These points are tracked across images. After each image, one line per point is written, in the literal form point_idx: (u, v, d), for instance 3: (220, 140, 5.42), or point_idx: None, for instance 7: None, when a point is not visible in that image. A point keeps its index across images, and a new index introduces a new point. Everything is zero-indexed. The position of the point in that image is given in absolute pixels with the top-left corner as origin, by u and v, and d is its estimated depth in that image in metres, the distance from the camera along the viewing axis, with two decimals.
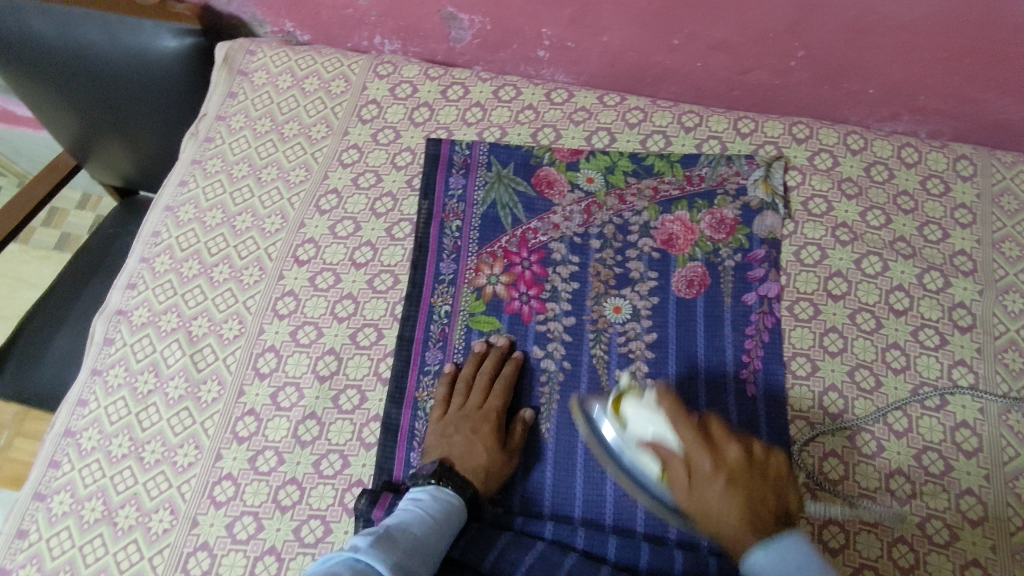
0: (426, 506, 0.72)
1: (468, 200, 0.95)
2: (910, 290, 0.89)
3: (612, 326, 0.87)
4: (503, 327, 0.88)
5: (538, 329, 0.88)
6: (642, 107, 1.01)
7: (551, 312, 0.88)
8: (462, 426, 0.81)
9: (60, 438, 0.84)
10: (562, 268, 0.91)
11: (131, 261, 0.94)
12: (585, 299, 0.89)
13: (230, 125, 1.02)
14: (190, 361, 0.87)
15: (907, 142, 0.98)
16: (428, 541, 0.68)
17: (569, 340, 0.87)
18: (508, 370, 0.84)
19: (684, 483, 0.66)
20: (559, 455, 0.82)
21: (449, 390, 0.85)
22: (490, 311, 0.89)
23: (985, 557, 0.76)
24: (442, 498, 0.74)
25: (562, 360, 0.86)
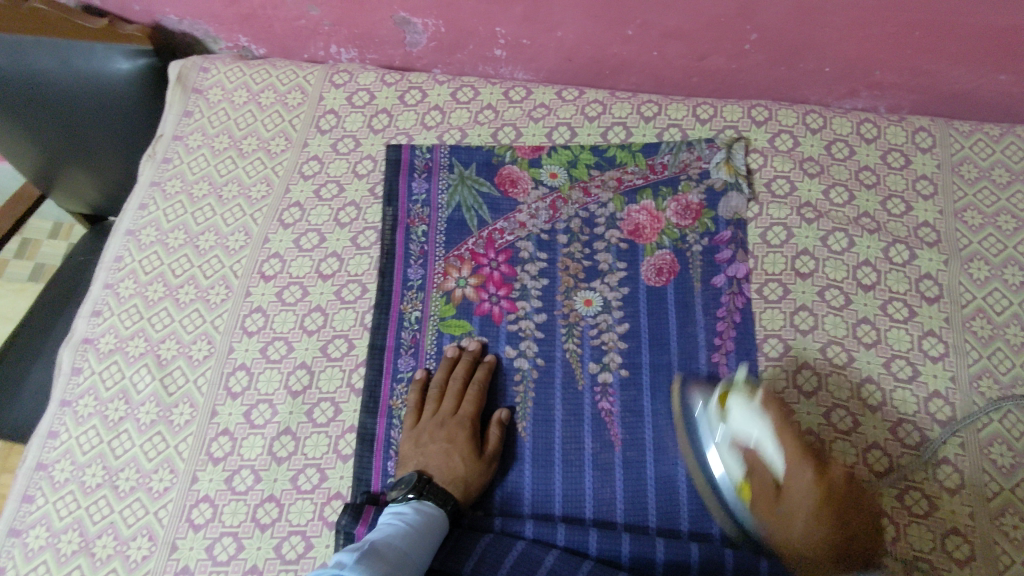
0: (408, 519, 0.72)
1: (432, 204, 0.94)
2: (877, 264, 0.90)
3: (584, 320, 0.87)
4: (475, 328, 0.88)
5: (510, 328, 0.87)
6: (601, 100, 1.01)
7: (522, 311, 0.88)
8: (437, 435, 0.81)
9: (32, 472, 0.83)
10: (530, 265, 0.90)
11: (95, 288, 0.93)
12: (555, 295, 0.89)
13: (188, 145, 1.01)
14: (160, 385, 0.86)
15: (866, 118, 0.99)
16: (411, 554, 0.68)
17: (541, 338, 0.87)
18: (480, 376, 0.84)
19: (772, 496, 0.70)
20: (537, 452, 0.82)
21: (420, 397, 0.85)
22: (460, 314, 0.88)
23: (964, 524, 0.76)
24: (424, 511, 0.74)
25: (535, 358, 0.86)
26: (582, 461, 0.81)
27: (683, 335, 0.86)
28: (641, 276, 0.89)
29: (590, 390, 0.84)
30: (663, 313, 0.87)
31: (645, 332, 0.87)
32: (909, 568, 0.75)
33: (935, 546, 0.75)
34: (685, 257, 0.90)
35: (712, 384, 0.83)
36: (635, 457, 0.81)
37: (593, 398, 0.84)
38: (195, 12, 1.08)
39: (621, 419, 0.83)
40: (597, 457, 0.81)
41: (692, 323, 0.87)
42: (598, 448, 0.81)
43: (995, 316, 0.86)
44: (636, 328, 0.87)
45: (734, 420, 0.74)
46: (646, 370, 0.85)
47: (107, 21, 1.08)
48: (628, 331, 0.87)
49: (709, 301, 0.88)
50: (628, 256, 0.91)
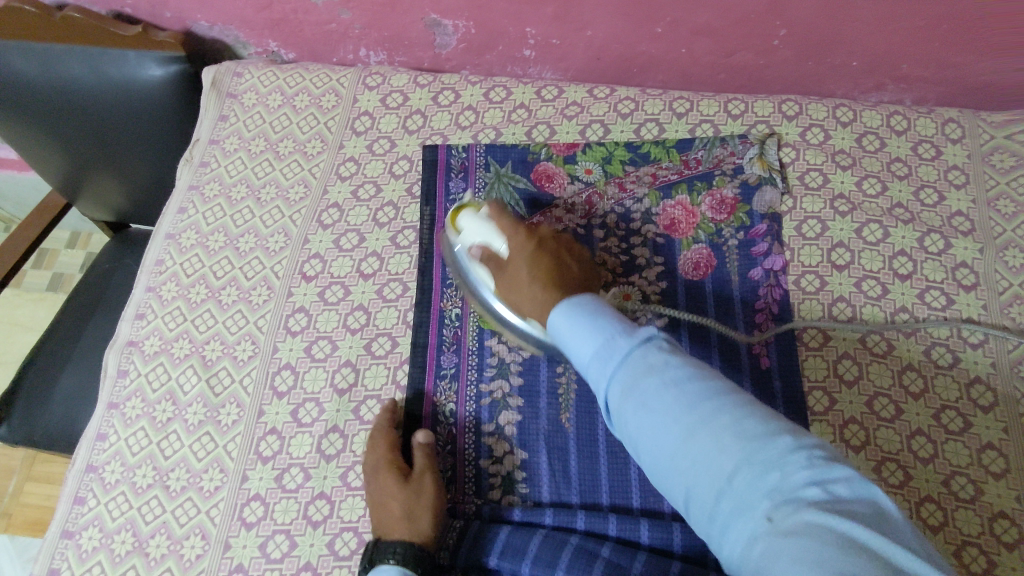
0: None
1: None
2: (912, 254, 0.91)
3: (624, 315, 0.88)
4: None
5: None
6: (633, 97, 1.02)
7: None
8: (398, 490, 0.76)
9: (82, 474, 0.83)
10: None
11: (137, 291, 0.94)
12: None
13: (224, 148, 1.02)
14: (206, 385, 0.86)
15: (895, 110, 1.00)
16: None
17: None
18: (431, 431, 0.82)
19: (501, 272, 0.78)
20: (582, 443, 0.82)
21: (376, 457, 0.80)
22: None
23: (1010, 507, 0.77)
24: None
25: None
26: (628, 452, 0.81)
27: (723, 328, 0.87)
28: (678, 270, 0.90)
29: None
30: (702, 306, 0.88)
31: (684, 326, 0.88)
32: (959, 553, 0.75)
33: (984, 530, 0.76)
34: (721, 250, 0.91)
35: (753, 376, 0.84)
36: None
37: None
38: (227, 17, 1.09)
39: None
40: None
41: (731, 317, 0.88)
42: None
43: None
44: (676, 321, 0.88)
45: (464, 224, 0.83)
46: None
47: (142, 27, 1.07)
48: (667, 325, 0.88)
49: (747, 294, 0.89)
50: (664, 251, 0.92)
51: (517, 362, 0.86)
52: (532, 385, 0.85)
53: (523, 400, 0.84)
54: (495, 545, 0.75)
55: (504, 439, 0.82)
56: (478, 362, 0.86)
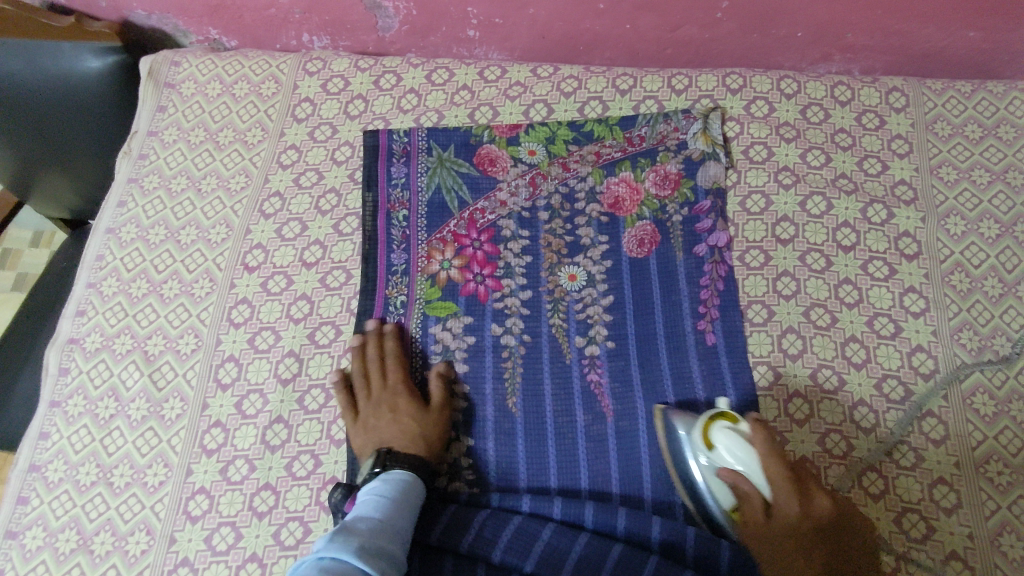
0: (379, 492, 0.70)
1: (412, 188, 0.94)
2: (856, 225, 0.91)
3: (569, 296, 0.88)
4: (461, 308, 0.88)
5: (495, 307, 0.88)
6: (576, 75, 1.01)
7: (507, 289, 0.88)
8: (376, 415, 0.81)
9: (25, 473, 0.82)
10: (513, 243, 0.91)
11: (78, 288, 0.93)
12: (539, 272, 0.89)
13: (163, 140, 1.00)
14: (149, 380, 0.86)
15: (840, 81, 0.99)
16: (390, 522, 0.67)
17: (527, 314, 0.87)
18: (391, 346, 0.85)
19: (762, 523, 0.67)
20: (530, 426, 0.82)
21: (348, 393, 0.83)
22: (446, 296, 0.88)
23: (950, 473, 0.78)
24: (393, 478, 0.73)
25: (521, 335, 0.86)
26: (575, 435, 0.82)
27: (668, 304, 0.87)
28: (623, 248, 0.90)
29: (579, 363, 0.85)
30: (647, 283, 0.88)
31: (629, 304, 0.87)
32: (899, 520, 0.76)
33: (923, 496, 0.77)
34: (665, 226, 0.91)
35: (698, 352, 0.84)
36: (628, 426, 0.81)
37: (580, 372, 0.84)
38: (164, 6, 1.07)
39: (609, 389, 0.83)
40: (589, 428, 0.82)
41: (676, 293, 0.87)
42: (589, 420, 0.82)
43: (974, 269, 0.87)
44: (621, 300, 0.87)
45: (720, 450, 0.70)
46: (632, 342, 0.85)
47: (74, 18, 1.05)
48: (613, 304, 0.87)
49: (691, 271, 0.88)
50: (609, 229, 0.91)
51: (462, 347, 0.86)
52: (477, 369, 0.85)
53: (470, 387, 0.84)
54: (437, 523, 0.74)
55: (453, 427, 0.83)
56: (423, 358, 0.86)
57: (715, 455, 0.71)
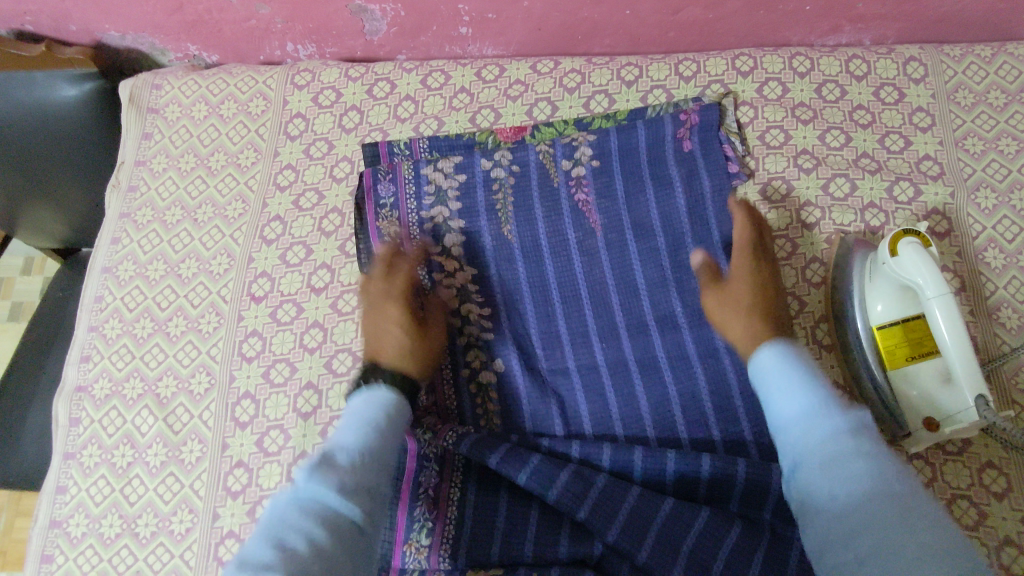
0: (361, 413, 0.63)
1: (402, 207, 0.89)
2: (883, 206, 0.87)
3: (572, 247, 0.86)
4: (455, 216, 0.88)
5: (488, 194, 0.88)
6: (578, 68, 0.96)
7: (522, 293, 0.86)
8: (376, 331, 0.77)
9: (46, 530, 0.80)
10: (520, 246, 0.87)
11: (79, 332, 0.89)
12: (553, 274, 0.86)
13: (152, 169, 0.96)
14: (165, 424, 0.83)
15: (854, 54, 0.95)
16: (369, 452, 0.60)
17: (543, 321, 0.85)
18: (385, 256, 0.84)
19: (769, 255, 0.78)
20: (567, 422, 0.81)
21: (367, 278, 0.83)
22: (461, 300, 0.86)
23: (999, 457, 0.76)
24: (376, 400, 0.65)
25: (536, 319, 0.85)
26: (613, 433, 0.80)
27: (677, 263, 0.83)
28: (642, 244, 0.85)
29: (565, 185, 0.88)
30: (666, 282, 0.83)
31: (613, 160, 0.88)
32: (950, 508, 0.75)
33: (974, 482, 0.76)
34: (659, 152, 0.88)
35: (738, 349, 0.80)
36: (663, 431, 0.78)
37: (608, 367, 0.82)
38: (137, 25, 1.01)
39: (638, 379, 0.81)
40: (627, 430, 0.79)
41: None
42: (626, 417, 0.80)
43: (1007, 244, 0.84)
44: (626, 255, 0.85)
45: (903, 261, 0.72)
46: (657, 347, 0.81)
47: (44, 46, 1.00)
48: (629, 308, 0.83)
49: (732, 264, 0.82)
50: (606, 190, 0.88)
51: (480, 313, 0.85)
52: (498, 332, 0.85)
53: (502, 392, 0.83)
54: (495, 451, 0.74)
55: (477, 345, 0.85)
56: (416, 200, 0.88)
57: (896, 262, 0.73)
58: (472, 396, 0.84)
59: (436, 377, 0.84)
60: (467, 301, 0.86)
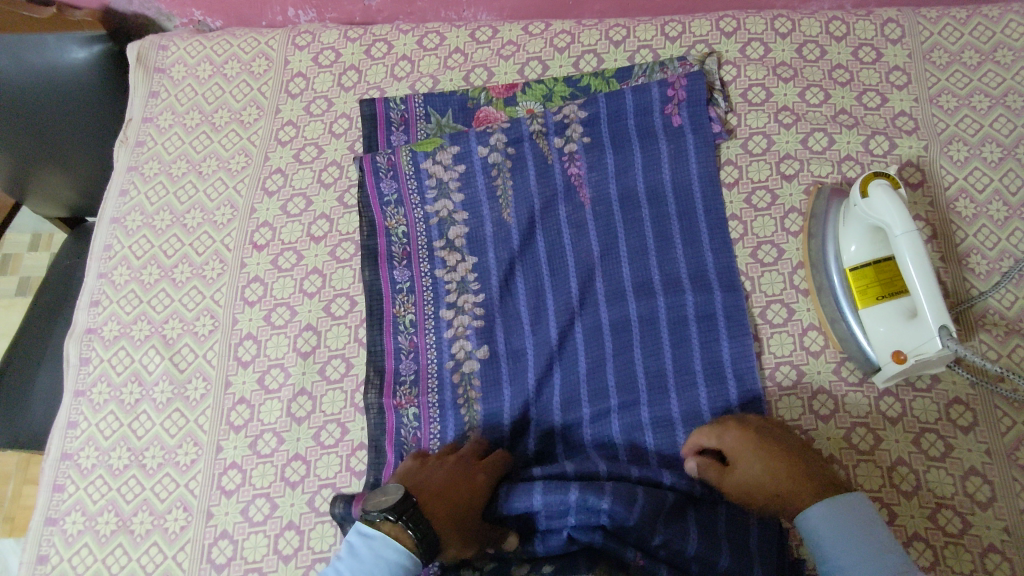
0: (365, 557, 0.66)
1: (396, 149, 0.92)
2: (859, 158, 0.91)
3: (564, 225, 0.89)
4: (458, 209, 0.91)
5: (487, 179, 0.91)
6: (569, 30, 1.00)
7: (506, 238, 0.89)
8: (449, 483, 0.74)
9: (59, 462, 0.85)
10: (504, 197, 0.90)
11: (90, 279, 0.93)
12: (536, 223, 0.89)
13: (159, 126, 1.00)
14: (171, 363, 0.87)
15: (834, 17, 0.99)
16: None
17: (525, 270, 0.88)
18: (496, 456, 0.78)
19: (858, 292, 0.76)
20: (543, 371, 0.84)
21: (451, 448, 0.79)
22: (450, 246, 0.90)
23: (966, 393, 0.79)
24: (378, 554, 0.66)
25: (520, 268, 0.88)
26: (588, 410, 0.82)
27: (659, 236, 0.86)
28: (622, 194, 0.89)
29: (559, 162, 0.91)
30: (642, 231, 0.87)
31: (606, 137, 0.91)
32: (917, 440, 0.78)
33: (940, 417, 0.79)
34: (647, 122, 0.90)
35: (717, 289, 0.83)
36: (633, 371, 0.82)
37: (587, 343, 0.84)
38: None
39: (615, 352, 0.83)
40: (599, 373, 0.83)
41: (696, 236, 0.86)
42: (600, 392, 0.82)
43: (978, 194, 0.88)
44: (612, 228, 0.88)
45: (873, 201, 0.76)
46: (629, 295, 0.85)
47: (55, 8, 1.06)
48: (607, 253, 0.87)
49: (712, 211, 0.87)
50: (597, 163, 0.90)
51: (473, 300, 0.87)
52: (489, 318, 0.86)
53: (483, 339, 0.86)
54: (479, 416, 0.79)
55: (463, 337, 0.86)
56: (413, 157, 0.91)
57: (867, 204, 0.76)
58: (453, 389, 0.84)
59: (420, 375, 0.85)
60: (463, 291, 0.88)
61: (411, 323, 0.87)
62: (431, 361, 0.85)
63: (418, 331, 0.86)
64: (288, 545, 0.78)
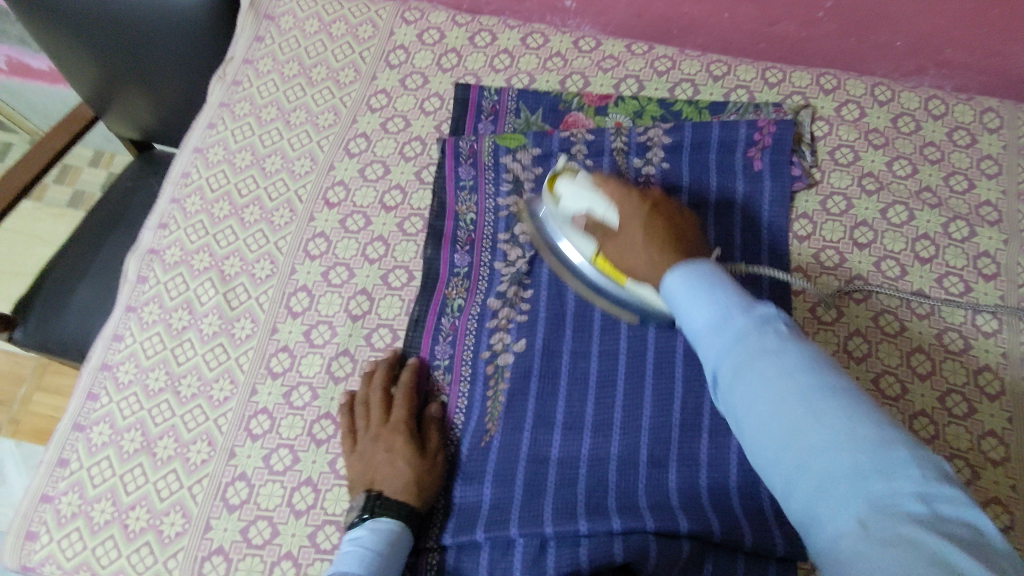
0: (367, 545, 0.69)
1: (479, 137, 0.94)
2: (935, 239, 0.90)
3: None
4: None
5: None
6: (671, 56, 1.02)
7: None
8: (373, 460, 0.76)
9: (97, 371, 0.86)
10: None
11: (163, 202, 0.95)
12: None
13: (258, 69, 1.02)
14: (223, 298, 0.88)
15: (934, 95, 0.99)
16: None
17: None
18: (407, 378, 0.81)
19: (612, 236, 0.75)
20: (573, 372, 0.82)
21: (350, 417, 0.80)
22: (512, 240, 0.90)
23: (1005, 495, 0.76)
24: (381, 531, 0.71)
25: None
26: (610, 424, 0.79)
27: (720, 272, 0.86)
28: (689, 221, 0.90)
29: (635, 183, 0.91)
30: None
31: (685, 167, 0.91)
32: None
33: None
34: (729, 159, 0.91)
35: None
36: (664, 387, 0.79)
37: (627, 357, 0.81)
38: None
39: (650, 379, 0.80)
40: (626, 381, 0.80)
41: (757, 284, 0.86)
42: (628, 408, 0.79)
43: None
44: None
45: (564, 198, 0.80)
46: None
47: None
48: None
49: (777, 263, 0.88)
50: (672, 190, 0.91)
51: (523, 298, 0.87)
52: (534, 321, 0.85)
53: (525, 337, 0.85)
54: (524, 444, 0.79)
55: (504, 331, 0.85)
56: (495, 147, 0.93)
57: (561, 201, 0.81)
58: (485, 381, 0.83)
59: (454, 360, 0.84)
60: (515, 286, 0.87)
61: (458, 307, 0.87)
62: (466, 346, 0.85)
63: (461, 318, 0.86)
64: (302, 501, 0.78)
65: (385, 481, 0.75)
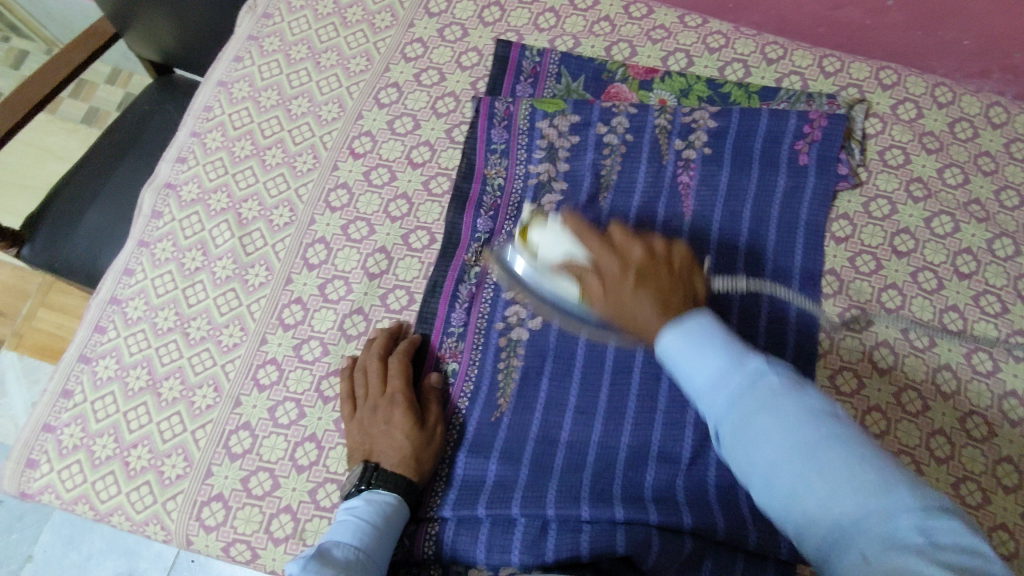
0: (361, 515, 0.68)
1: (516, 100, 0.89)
2: (978, 254, 0.86)
3: (658, 226, 0.85)
4: (560, 178, 0.87)
5: (596, 156, 0.87)
6: (724, 32, 0.96)
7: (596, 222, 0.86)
8: (373, 431, 0.75)
9: (106, 304, 0.84)
10: (608, 177, 0.87)
11: (183, 135, 0.92)
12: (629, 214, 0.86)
13: (291, 4, 0.98)
14: (238, 242, 0.86)
15: (997, 101, 0.94)
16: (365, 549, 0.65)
17: None
18: (402, 348, 0.80)
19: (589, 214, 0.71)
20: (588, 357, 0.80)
21: (350, 383, 0.79)
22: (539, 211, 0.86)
23: (1014, 522, 0.75)
24: (376, 503, 0.70)
25: None
26: (622, 412, 0.77)
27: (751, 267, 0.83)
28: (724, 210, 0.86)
29: (673, 164, 0.87)
30: (733, 257, 0.84)
31: (727, 154, 0.87)
32: None
33: None
34: (774, 149, 0.87)
35: (797, 339, 0.81)
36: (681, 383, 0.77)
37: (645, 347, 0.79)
38: None
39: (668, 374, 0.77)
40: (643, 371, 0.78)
41: (788, 283, 0.84)
42: (642, 398, 0.77)
43: None
44: (703, 246, 0.84)
45: None
46: None
47: None
48: None
49: (810, 264, 0.85)
50: (710, 176, 0.87)
51: None
52: None
53: (543, 313, 0.82)
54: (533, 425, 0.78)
55: (520, 303, 0.82)
56: (531, 113, 0.89)
57: None
58: (498, 351, 0.81)
59: (468, 329, 0.82)
60: None
61: (477, 275, 0.84)
62: (482, 315, 0.82)
63: (480, 286, 0.83)
64: (304, 456, 0.77)
65: (384, 453, 0.74)
